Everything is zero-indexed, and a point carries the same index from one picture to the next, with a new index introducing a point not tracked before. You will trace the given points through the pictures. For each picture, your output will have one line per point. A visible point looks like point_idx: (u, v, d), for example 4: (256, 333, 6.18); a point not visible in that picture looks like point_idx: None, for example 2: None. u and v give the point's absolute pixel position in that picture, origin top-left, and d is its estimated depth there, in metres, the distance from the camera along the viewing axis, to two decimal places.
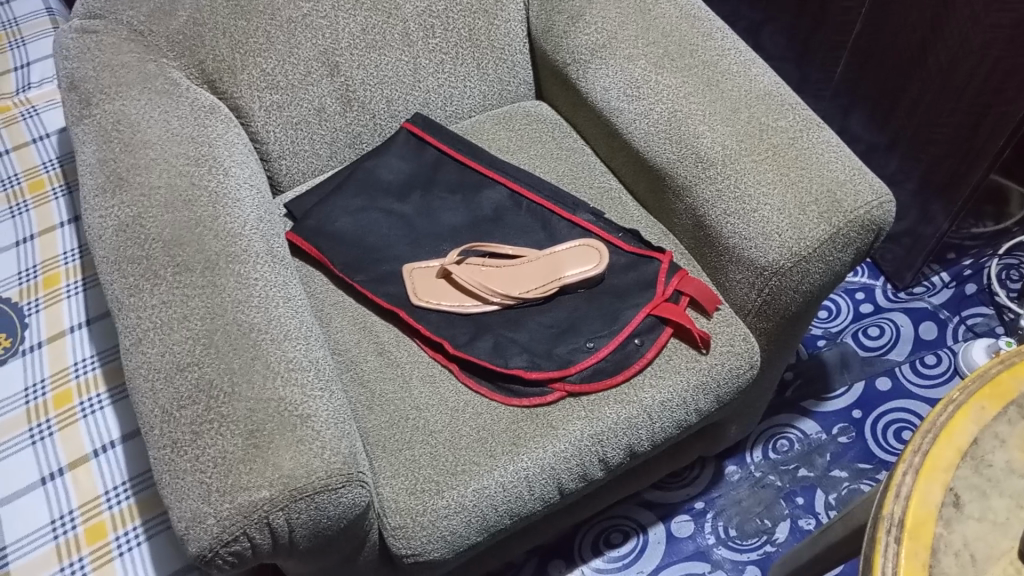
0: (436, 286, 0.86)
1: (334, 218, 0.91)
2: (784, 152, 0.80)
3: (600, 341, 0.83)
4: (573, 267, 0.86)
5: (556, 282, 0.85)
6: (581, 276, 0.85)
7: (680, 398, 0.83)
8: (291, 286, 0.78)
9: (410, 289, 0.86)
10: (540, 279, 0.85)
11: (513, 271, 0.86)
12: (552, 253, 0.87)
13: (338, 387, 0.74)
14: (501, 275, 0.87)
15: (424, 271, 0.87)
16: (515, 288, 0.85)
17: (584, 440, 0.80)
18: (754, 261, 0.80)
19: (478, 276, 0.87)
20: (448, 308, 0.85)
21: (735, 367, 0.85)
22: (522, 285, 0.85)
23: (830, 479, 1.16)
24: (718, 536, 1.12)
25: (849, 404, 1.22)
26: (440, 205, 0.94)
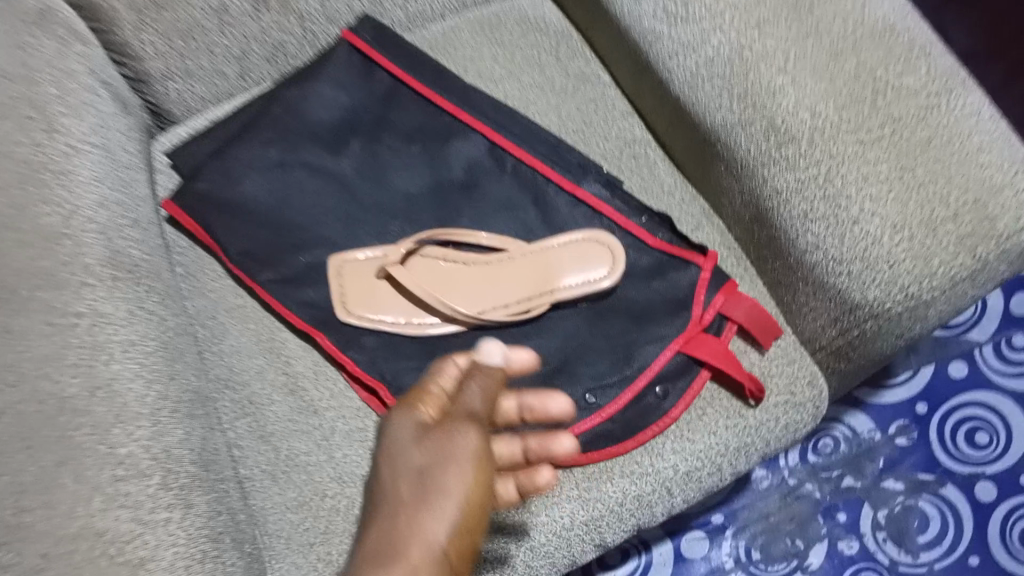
0: (375, 297, 0.60)
1: (236, 180, 0.64)
2: (907, 130, 0.52)
3: (605, 394, 0.59)
4: (571, 273, 0.60)
5: (548, 298, 0.60)
6: (583, 291, 0.60)
7: (713, 465, 0.60)
8: (143, 317, 0.52)
9: (337, 299, 0.61)
10: (525, 291, 0.60)
11: (489, 276, 0.61)
12: (543, 250, 0.61)
13: (210, 469, 0.51)
14: (471, 279, 0.61)
15: (356, 270, 0.61)
16: (488, 304, 0.60)
17: (573, 529, 0.58)
18: (842, 295, 0.54)
19: (436, 279, 0.61)
20: (390, 329, 0.60)
21: (793, 422, 0.61)
22: (499, 299, 0.60)
23: (881, 492, 0.94)
24: (738, 558, 0.92)
25: (912, 394, 0.98)
26: (389, 162, 0.66)
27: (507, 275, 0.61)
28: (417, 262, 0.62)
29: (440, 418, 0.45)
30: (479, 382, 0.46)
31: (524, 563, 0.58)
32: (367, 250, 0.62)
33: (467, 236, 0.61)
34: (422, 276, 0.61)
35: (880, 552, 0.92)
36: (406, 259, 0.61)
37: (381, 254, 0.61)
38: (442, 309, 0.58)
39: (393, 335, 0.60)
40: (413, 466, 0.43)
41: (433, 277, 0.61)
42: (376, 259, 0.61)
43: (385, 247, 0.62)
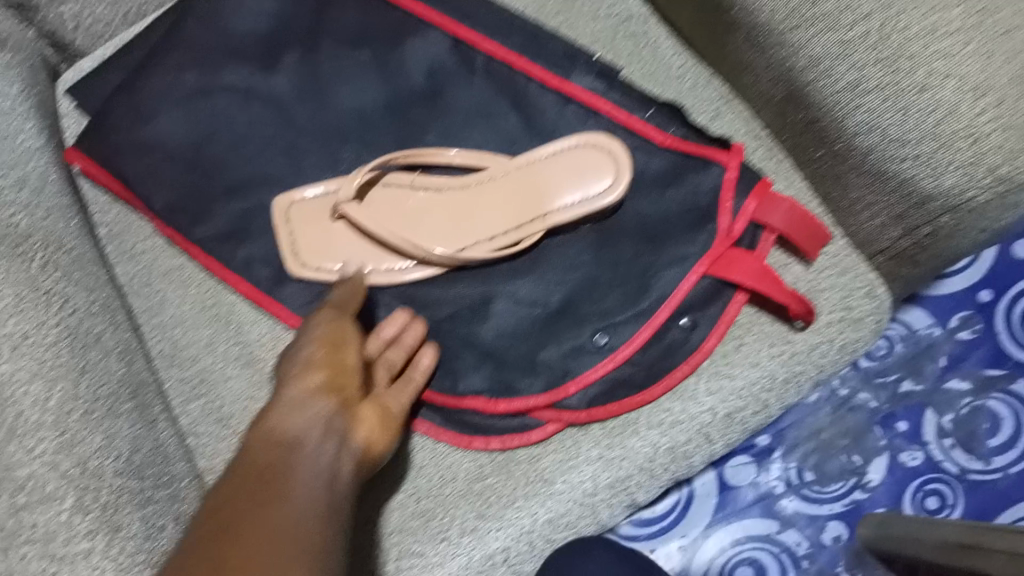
0: (331, 243, 0.51)
1: (161, 128, 0.55)
2: None
3: (618, 334, 0.49)
4: (566, 191, 0.49)
5: (540, 224, 0.49)
6: (583, 212, 0.49)
7: (758, 402, 0.50)
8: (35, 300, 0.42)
9: (286, 247, 0.52)
10: (512, 217, 0.49)
11: (467, 201, 0.50)
12: (532, 163, 0.50)
13: (147, 464, 0.44)
14: (444, 207, 0.50)
15: (306, 211, 0.52)
16: (468, 237, 0.50)
17: (596, 494, 0.50)
18: (910, 184, 0.42)
19: (401, 214, 0.51)
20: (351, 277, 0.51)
21: (852, 343, 0.50)
22: (481, 231, 0.49)
23: (944, 394, 0.84)
24: (789, 482, 0.83)
25: (973, 282, 0.86)
26: (332, 76, 0.54)
27: (487, 201, 0.50)
28: (376, 193, 0.51)
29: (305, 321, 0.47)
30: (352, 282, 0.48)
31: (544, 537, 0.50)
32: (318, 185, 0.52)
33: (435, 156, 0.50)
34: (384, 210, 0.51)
35: (948, 461, 0.82)
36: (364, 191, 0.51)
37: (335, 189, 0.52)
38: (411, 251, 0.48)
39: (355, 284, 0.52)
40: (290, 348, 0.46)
41: (397, 209, 0.51)
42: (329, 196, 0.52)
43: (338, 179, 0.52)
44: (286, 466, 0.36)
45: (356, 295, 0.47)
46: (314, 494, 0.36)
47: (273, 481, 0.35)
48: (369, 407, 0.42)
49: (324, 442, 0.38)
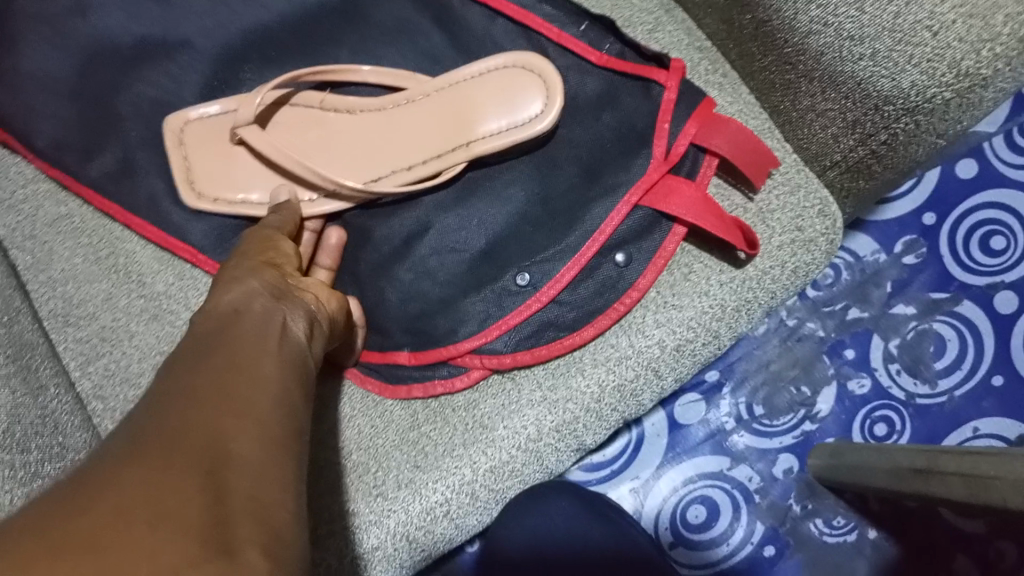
0: (228, 173, 0.46)
1: (29, 57, 0.48)
2: None
3: (542, 272, 0.45)
4: (489, 116, 0.43)
5: (461, 153, 0.44)
6: (510, 141, 0.43)
7: (709, 332, 0.47)
8: None
9: (179, 173, 0.46)
10: (431, 145, 0.44)
11: (384, 125, 0.45)
12: (458, 84, 0.44)
13: (42, 434, 0.39)
14: (360, 131, 0.45)
15: (202, 133, 0.46)
16: (384, 166, 0.45)
17: (541, 439, 0.46)
18: (867, 84, 0.39)
19: (310, 144, 0.45)
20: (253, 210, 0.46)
21: (804, 265, 0.47)
22: (397, 159, 0.44)
23: (890, 320, 0.83)
24: (739, 417, 0.81)
25: (917, 206, 0.85)
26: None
27: (403, 128, 0.44)
28: (286, 114, 0.46)
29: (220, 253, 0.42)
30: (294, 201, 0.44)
31: (486, 486, 0.47)
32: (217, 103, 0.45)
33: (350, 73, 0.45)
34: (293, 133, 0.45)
35: (895, 387, 0.82)
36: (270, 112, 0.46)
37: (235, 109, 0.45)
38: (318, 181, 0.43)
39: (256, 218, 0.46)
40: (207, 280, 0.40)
41: (308, 132, 0.45)
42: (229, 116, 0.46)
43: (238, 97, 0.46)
44: (234, 336, 0.31)
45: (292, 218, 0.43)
46: (272, 357, 0.31)
47: (234, 355, 0.29)
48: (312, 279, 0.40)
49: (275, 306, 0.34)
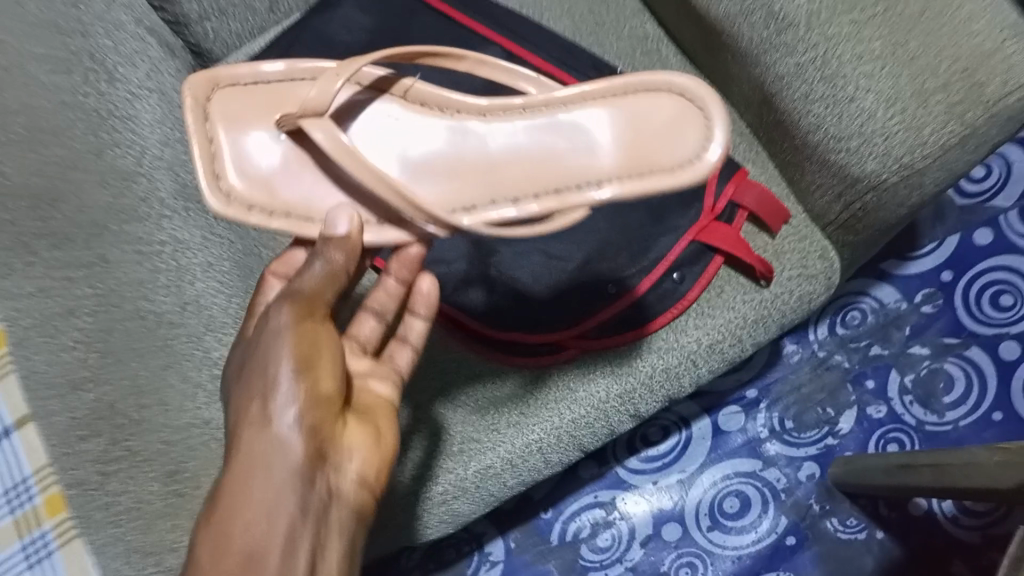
0: (263, 156, 0.54)
1: None
2: (904, 3, 0.53)
3: (626, 284, 0.65)
4: (618, 148, 0.50)
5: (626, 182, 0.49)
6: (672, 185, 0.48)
7: (733, 336, 0.65)
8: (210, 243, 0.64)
9: (199, 162, 0.52)
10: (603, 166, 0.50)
11: (563, 142, 0.51)
12: (624, 110, 0.50)
13: None
14: (543, 146, 0.52)
15: (379, 128, 0.54)
16: (562, 183, 0.51)
17: (609, 401, 0.65)
18: (845, 169, 0.58)
19: (400, 136, 0.54)
20: (279, 210, 0.54)
21: (807, 293, 0.66)
22: (577, 176, 0.50)
23: (907, 357, 0.99)
24: (772, 428, 0.98)
25: (938, 263, 1.01)
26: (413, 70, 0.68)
27: (541, 149, 0.52)
28: (386, 103, 0.54)
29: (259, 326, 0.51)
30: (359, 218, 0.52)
31: (571, 433, 0.65)
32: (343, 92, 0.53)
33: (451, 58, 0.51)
34: (483, 139, 0.53)
35: (907, 414, 0.98)
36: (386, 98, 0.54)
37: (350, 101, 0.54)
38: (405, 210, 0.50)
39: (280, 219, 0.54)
40: (245, 364, 0.50)
41: (497, 141, 0.53)
42: (274, 87, 0.54)
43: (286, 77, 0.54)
44: None
45: (330, 281, 0.52)
46: None
47: None
48: (349, 434, 0.50)
49: (311, 529, 0.46)
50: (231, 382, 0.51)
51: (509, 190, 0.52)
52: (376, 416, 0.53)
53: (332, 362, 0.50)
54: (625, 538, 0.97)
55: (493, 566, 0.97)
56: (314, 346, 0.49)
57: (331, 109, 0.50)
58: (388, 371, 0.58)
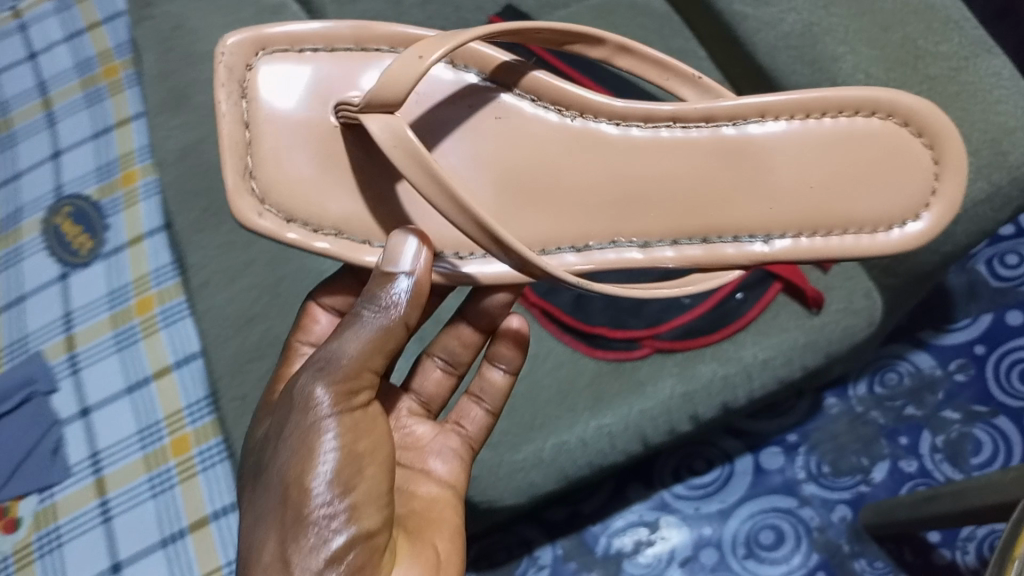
0: (297, 138, 0.59)
1: None
2: (943, 86, 0.66)
3: (697, 299, 0.79)
4: (816, 173, 0.60)
5: (810, 240, 0.60)
6: (864, 250, 0.59)
7: (785, 356, 0.75)
8: None
9: (229, 169, 0.57)
10: (794, 214, 0.60)
11: (755, 175, 0.60)
12: (829, 142, 0.60)
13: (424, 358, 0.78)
14: (728, 175, 0.61)
15: (486, 130, 0.61)
16: (729, 233, 0.61)
17: (673, 398, 0.75)
18: None
19: (511, 142, 0.61)
20: (326, 225, 0.59)
21: (851, 327, 0.75)
22: (763, 220, 0.60)
23: (939, 419, 1.07)
24: (809, 471, 1.07)
25: (970, 337, 1.10)
26: None
27: (724, 175, 0.61)
28: (494, 108, 0.61)
29: (302, 441, 0.53)
30: (427, 252, 0.55)
31: (637, 424, 0.75)
32: (439, 65, 0.60)
33: (592, 39, 0.59)
34: (638, 155, 0.61)
35: (937, 471, 1.05)
36: (509, 91, 0.61)
37: (453, 74, 0.60)
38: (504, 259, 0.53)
39: (322, 235, 0.59)
40: (282, 489, 0.53)
41: (653, 161, 0.61)
42: (325, 77, 0.59)
43: (339, 45, 0.59)
44: None
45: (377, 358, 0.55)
46: None
47: None
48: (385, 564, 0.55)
49: None
50: (264, 493, 0.54)
51: (667, 228, 0.61)
52: (427, 543, 0.59)
53: (374, 489, 0.54)
54: (665, 557, 1.05)
55: (540, 570, 1.06)
56: (354, 477, 0.53)
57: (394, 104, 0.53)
58: (452, 431, 0.69)
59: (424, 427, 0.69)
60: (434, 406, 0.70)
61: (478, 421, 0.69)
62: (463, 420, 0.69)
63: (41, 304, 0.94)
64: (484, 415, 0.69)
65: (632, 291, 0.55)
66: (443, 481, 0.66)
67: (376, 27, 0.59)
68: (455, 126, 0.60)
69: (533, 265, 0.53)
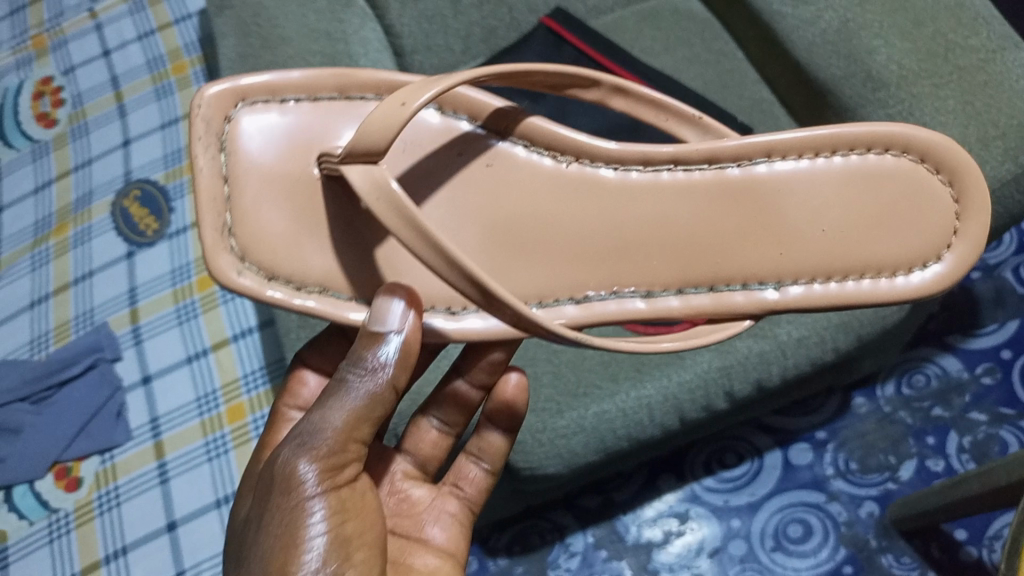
0: (273, 193, 0.56)
1: None
2: (971, 76, 0.71)
3: None
4: (828, 221, 0.57)
5: (825, 286, 0.57)
6: (886, 295, 0.57)
7: (819, 335, 0.79)
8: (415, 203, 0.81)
9: (207, 225, 0.55)
10: (809, 261, 0.57)
11: (768, 218, 0.57)
12: (845, 183, 0.57)
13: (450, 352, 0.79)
14: (739, 215, 0.58)
15: (478, 180, 0.58)
16: (736, 281, 0.58)
17: (711, 372, 0.79)
18: None
19: (501, 200, 0.58)
20: (310, 281, 0.57)
21: (882, 308, 0.79)
22: (777, 266, 0.57)
23: (966, 421, 1.09)
24: (837, 468, 1.09)
25: (998, 342, 1.12)
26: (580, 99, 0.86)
27: (731, 218, 0.58)
28: (477, 161, 0.58)
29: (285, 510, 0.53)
30: (415, 314, 0.54)
31: (675, 395, 0.79)
32: (427, 110, 0.57)
33: (587, 80, 0.57)
34: (636, 200, 0.59)
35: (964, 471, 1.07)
36: (501, 138, 0.59)
37: (442, 120, 0.58)
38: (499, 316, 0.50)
39: (306, 293, 0.57)
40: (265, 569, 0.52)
41: (653, 207, 0.58)
42: (300, 133, 0.56)
43: (321, 94, 0.57)
44: None
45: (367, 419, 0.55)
46: None
47: None
48: None
49: None
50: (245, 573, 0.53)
51: (671, 277, 0.58)
52: None
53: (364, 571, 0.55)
54: (694, 547, 1.07)
55: (572, 556, 1.08)
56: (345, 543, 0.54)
57: (380, 155, 0.50)
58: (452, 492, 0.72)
59: (421, 489, 0.72)
60: (430, 466, 0.72)
61: (476, 481, 0.73)
62: (465, 476, 0.73)
63: (108, 280, 1.03)
64: (482, 475, 0.73)
65: (636, 346, 0.52)
66: (441, 549, 0.68)
67: (359, 72, 0.57)
68: (448, 176, 0.58)
69: (530, 322, 0.50)
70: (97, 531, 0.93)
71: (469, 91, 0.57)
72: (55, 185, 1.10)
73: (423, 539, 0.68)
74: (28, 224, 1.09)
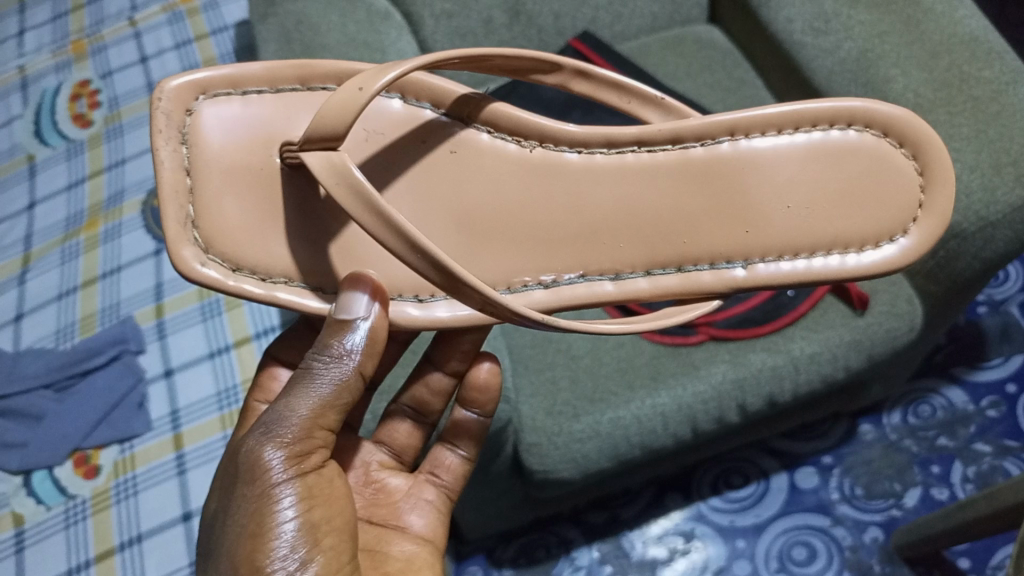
0: (237, 183, 0.55)
1: None
2: (985, 105, 0.74)
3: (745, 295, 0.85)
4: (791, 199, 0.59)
5: (794, 262, 0.59)
6: (850, 271, 0.58)
7: (831, 352, 0.81)
8: None
9: (170, 218, 0.54)
10: (774, 240, 0.59)
11: (736, 194, 0.59)
12: (809, 158, 0.59)
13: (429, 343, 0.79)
14: (706, 189, 0.60)
15: (444, 168, 0.59)
16: (702, 260, 0.60)
17: (725, 385, 0.81)
18: None
19: (468, 197, 0.59)
20: (276, 272, 0.56)
21: (893, 329, 0.81)
22: (741, 244, 0.59)
23: (971, 452, 1.10)
24: (842, 493, 1.10)
25: (1003, 377, 1.14)
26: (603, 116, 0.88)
27: (698, 199, 0.60)
28: (439, 152, 0.59)
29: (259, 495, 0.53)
30: (381, 304, 0.55)
31: (689, 405, 0.80)
32: (389, 97, 0.58)
33: (550, 64, 0.59)
34: (602, 181, 0.60)
35: None
36: (466, 125, 0.60)
37: (405, 107, 0.59)
38: (467, 300, 0.51)
39: (272, 283, 0.56)
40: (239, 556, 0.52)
41: (621, 185, 0.60)
42: (263, 122, 0.56)
43: (283, 85, 0.57)
44: None
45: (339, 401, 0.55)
46: None
47: None
48: None
49: None
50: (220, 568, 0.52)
51: (642, 257, 0.60)
52: None
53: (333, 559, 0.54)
54: (699, 566, 1.08)
55: (576, 570, 1.09)
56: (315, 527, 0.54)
57: (337, 139, 0.51)
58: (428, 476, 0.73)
59: (398, 478, 0.72)
60: (406, 456, 0.73)
61: (453, 468, 0.73)
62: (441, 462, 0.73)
63: (135, 275, 1.10)
64: (458, 462, 0.73)
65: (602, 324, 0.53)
66: (419, 536, 0.69)
67: (322, 64, 0.57)
68: (414, 163, 0.59)
69: (498, 305, 0.50)
70: (113, 519, 0.98)
71: (432, 79, 0.58)
72: (87, 182, 1.16)
73: (401, 527, 0.69)
74: (60, 218, 1.14)
